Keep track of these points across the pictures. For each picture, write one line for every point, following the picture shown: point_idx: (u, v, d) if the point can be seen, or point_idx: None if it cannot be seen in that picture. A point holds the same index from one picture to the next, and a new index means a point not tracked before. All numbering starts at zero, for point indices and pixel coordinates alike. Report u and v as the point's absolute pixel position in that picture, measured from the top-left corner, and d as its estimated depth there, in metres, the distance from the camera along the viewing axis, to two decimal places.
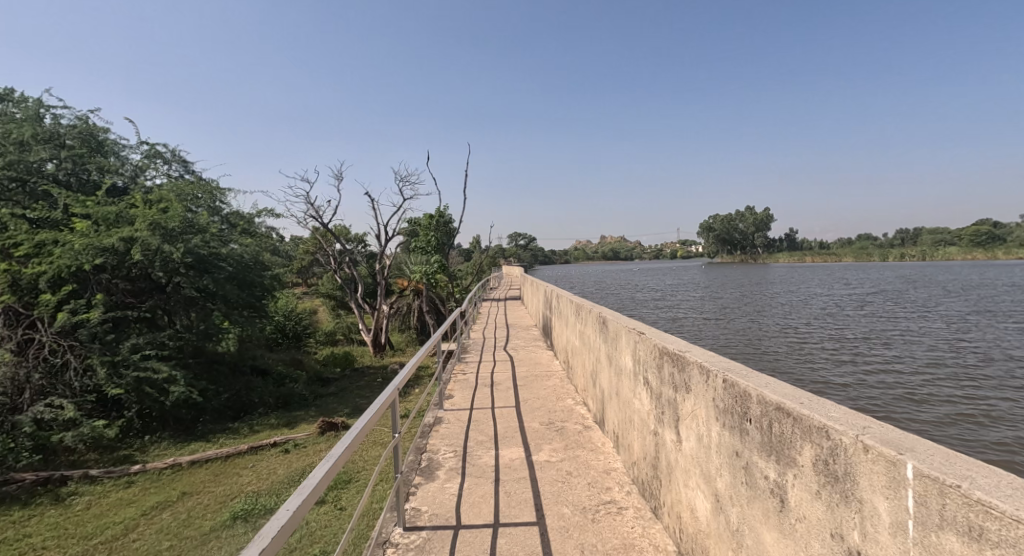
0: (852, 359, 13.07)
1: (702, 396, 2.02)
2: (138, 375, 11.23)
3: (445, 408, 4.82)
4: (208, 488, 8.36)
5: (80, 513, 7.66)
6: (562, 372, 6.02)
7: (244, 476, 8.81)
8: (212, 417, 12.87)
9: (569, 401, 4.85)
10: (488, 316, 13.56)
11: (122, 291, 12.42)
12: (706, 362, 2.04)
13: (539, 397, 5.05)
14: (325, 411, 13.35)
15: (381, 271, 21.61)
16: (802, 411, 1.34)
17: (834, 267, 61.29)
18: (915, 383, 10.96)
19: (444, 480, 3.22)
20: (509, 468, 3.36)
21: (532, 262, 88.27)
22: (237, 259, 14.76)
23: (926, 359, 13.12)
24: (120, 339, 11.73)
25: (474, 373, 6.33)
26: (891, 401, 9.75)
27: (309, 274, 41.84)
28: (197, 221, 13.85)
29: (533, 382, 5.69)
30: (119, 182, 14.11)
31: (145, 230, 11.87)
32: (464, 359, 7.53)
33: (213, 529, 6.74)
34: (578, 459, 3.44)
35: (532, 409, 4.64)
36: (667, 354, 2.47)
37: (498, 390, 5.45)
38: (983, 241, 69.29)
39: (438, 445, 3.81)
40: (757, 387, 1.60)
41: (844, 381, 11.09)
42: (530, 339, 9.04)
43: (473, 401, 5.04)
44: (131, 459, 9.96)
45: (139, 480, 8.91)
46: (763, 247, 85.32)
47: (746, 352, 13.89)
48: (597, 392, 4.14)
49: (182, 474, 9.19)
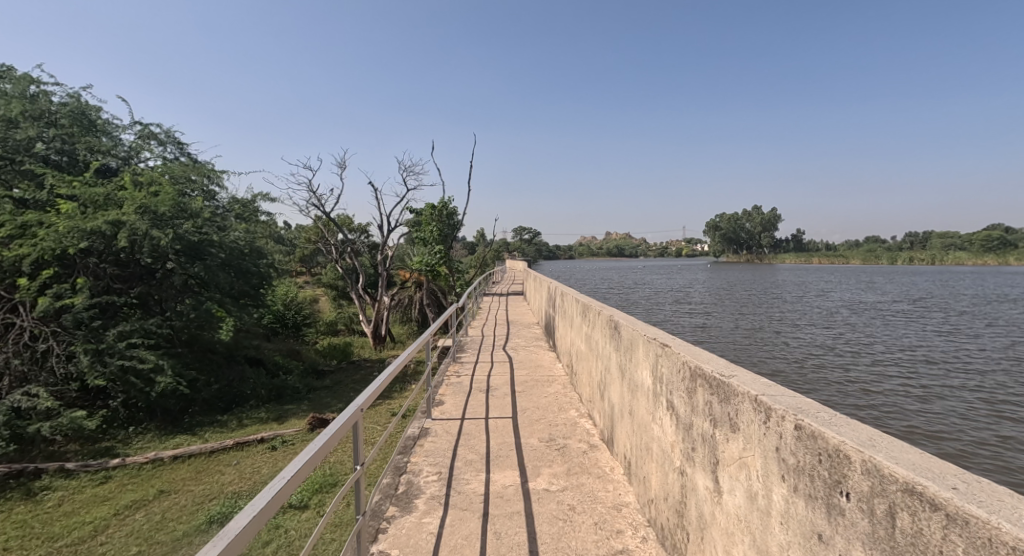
0: (864, 367, 12.56)
1: (756, 443, 1.50)
2: (123, 364, 10.77)
3: (434, 417, 4.29)
4: (186, 487, 7.90)
5: (49, 510, 7.23)
6: (565, 378, 5.50)
7: (226, 474, 8.35)
8: (202, 408, 12.51)
9: (572, 412, 4.34)
10: (489, 311, 13.06)
11: (111, 276, 11.92)
12: (762, 395, 1.51)
13: (538, 406, 4.54)
14: (318, 405, 12.96)
15: (382, 262, 21.16)
16: (963, 507, 0.83)
17: (841, 270, 60.72)
18: (932, 395, 10.46)
19: (422, 512, 2.72)
20: (500, 499, 2.85)
21: (536, 258, 87.71)
22: (231, 246, 14.28)
23: (942, 369, 12.61)
24: (106, 327, 11.30)
25: (469, 375, 5.82)
26: (911, 414, 9.24)
27: (312, 262, 41.53)
28: (190, 206, 13.35)
29: (533, 388, 5.18)
30: (111, 163, 13.67)
31: (133, 214, 11.39)
32: (460, 358, 7.02)
33: (186, 535, 6.27)
34: (583, 489, 2.93)
35: (530, 422, 4.12)
36: (702, 376, 1.95)
37: (494, 396, 4.94)
38: (994, 247, 68.31)
39: (420, 465, 3.30)
40: (861, 449, 1.08)
41: (863, 392, 10.52)
42: (532, 338, 8.52)
43: (465, 408, 4.54)
44: (111, 452, 9.58)
45: (117, 475, 8.48)
46: (770, 248, 84.42)
47: (758, 358, 13.35)
48: (605, 407, 3.63)
49: (163, 470, 8.75)
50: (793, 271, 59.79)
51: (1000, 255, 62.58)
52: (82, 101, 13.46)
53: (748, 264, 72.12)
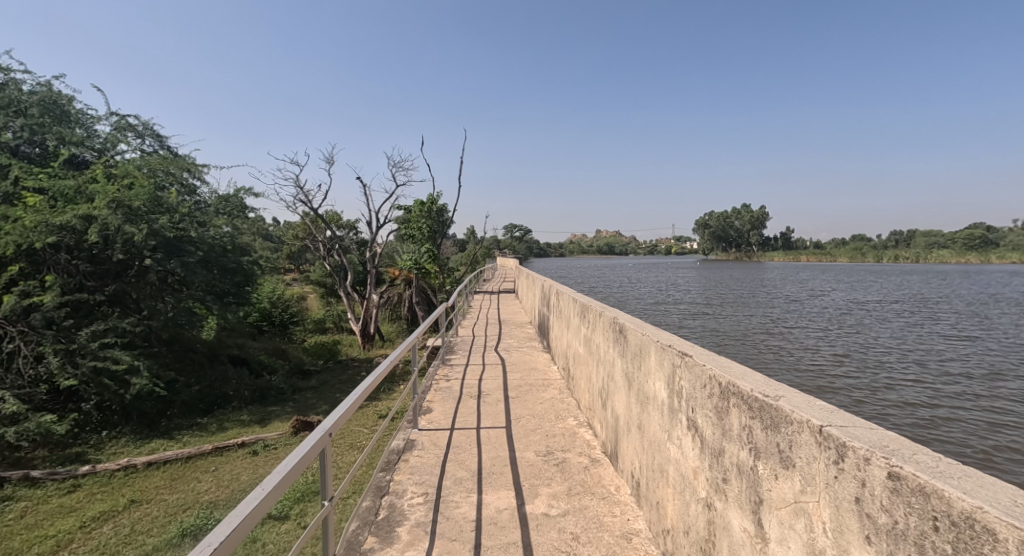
0: (861, 367, 12.39)
1: (824, 490, 1.18)
2: (95, 364, 10.28)
3: (421, 427, 3.95)
4: (160, 496, 7.49)
5: (11, 522, 6.79)
6: (561, 382, 5.18)
7: (203, 482, 7.93)
8: (181, 410, 12.03)
9: (570, 421, 4.03)
10: (480, 310, 12.70)
11: (83, 273, 11.37)
12: (830, 427, 1.20)
13: (534, 414, 4.21)
14: (303, 406, 12.54)
15: (370, 259, 20.70)
16: None
17: (830, 268, 61.09)
18: (930, 395, 10.29)
19: (405, 543, 2.39)
20: (495, 526, 2.53)
21: (527, 256, 87.42)
22: (210, 242, 13.76)
23: (939, 368, 12.44)
24: (79, 326, 10.79)
25: (459, 379, 5.48)
26: (912, 415, 9.05)
27: (302, 260, 40.81)
28: (166, 200, 12.84)
29: (528, 393, 4.85)
30: (84, 155, 13.14)
31: (105, 208, 10.89)
32: (451, 360, 6.68)
33: (156, 550, 5.84)
34: (586, 513, 2.61)
35: (526, 432, 3.81)
36: (737, 394, 1.63)
37: (486, 402, 4.60)
38: (978, 246, 69.26)
39: (405, 486, 2.96)
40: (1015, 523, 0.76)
41: (862, 392, 10.33)
42: (525, 338, 8.18)
43: (455, 416, 4.20)
44: (82, 459, 9.12)
45: (86, 484, 8.01)
46: (759, 246, 84.89)
47: (753, 357, 13.14)
48: (608, 417, 3.32)
49: (136, 477, 8.31)
50: (784, 269, 60.05)
51: (983, 253, 63.27)
52: (53, 90, 12.87)
53: (739, 261, 72.31)
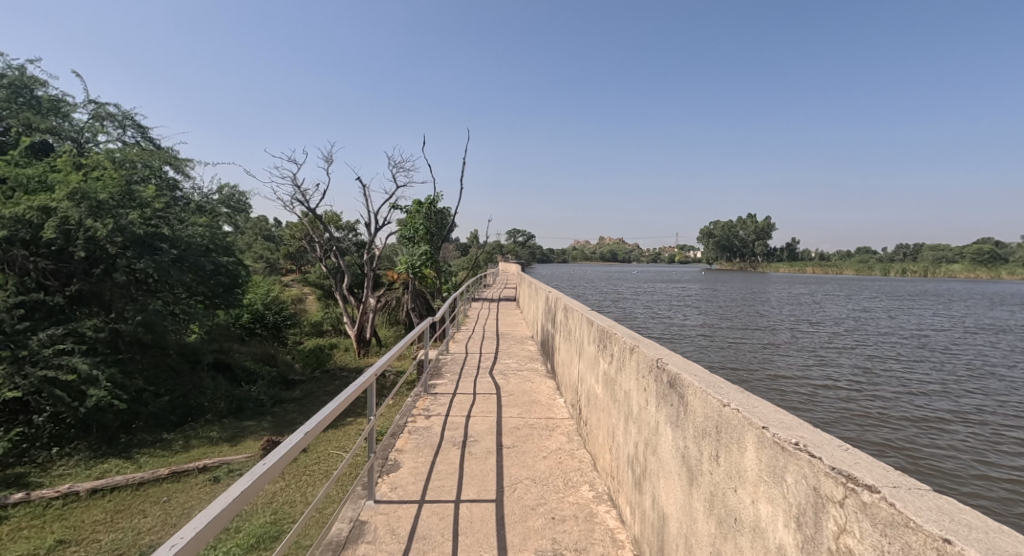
0: (901, 398, 11.13)
1: None
2: (46, 374, 9.20)
3: (384, 496, 2.88)
4: (94, 536, 6.37)
5: None
6: (569, 425, 4.09)
7: (147, 518, 6.82)
8: (147, 424, 10.98)
9: (585, 492, 2.94)
10: (478, 320, 11.56)
11: (40, 273, 10.25)
12: None
13: (534, 479, 3.11)
14: (280, 422, 11.44)
15: (369, 262, 19.36)
16: None
17: (838, 284, 59.59)
18: (986, 434, 9.04)
19: None
20: None
21: (531, 261, 86.21)
22: (187, 242, 12.84)
23: (986, 401, 11.15)
24: (36, 329, 9.75)
25: (442, 415, 4.41)
26: (973, 460, 7.82)
27: (299, 261, 39.42)
28: (139, 194, 11.92)
29: (527, 441, 3.75)
30: (55, 144, 12.21)
31: (66, 200, 9.95)
32: (438, 385, 5.59)
33: None
34: None
35: (522, 513, 2.70)
36: None
37: (472, 454, 3.51)
38: (990, 263, 67.77)
39: None
40: None
41: (908, 428, 9.12)
42: (526, 359, 7.04)
43: (428, 478, 3.13)
44: (22, 481, 8.05)
45: (15, 516, 6.92)
46: (766, 257, 83.63)
47: (780, 382, 11.92)
48: (648, 511, 2.22)
49: (75, 508, 7.19)
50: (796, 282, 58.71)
51: (994, 267, 62.07)
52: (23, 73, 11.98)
53: (749, 271, 70.79)
